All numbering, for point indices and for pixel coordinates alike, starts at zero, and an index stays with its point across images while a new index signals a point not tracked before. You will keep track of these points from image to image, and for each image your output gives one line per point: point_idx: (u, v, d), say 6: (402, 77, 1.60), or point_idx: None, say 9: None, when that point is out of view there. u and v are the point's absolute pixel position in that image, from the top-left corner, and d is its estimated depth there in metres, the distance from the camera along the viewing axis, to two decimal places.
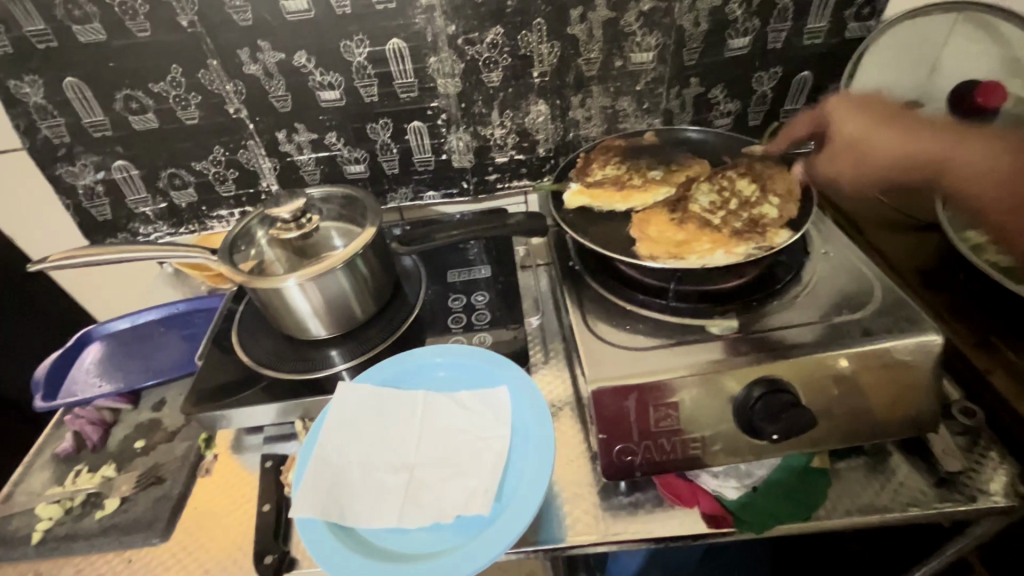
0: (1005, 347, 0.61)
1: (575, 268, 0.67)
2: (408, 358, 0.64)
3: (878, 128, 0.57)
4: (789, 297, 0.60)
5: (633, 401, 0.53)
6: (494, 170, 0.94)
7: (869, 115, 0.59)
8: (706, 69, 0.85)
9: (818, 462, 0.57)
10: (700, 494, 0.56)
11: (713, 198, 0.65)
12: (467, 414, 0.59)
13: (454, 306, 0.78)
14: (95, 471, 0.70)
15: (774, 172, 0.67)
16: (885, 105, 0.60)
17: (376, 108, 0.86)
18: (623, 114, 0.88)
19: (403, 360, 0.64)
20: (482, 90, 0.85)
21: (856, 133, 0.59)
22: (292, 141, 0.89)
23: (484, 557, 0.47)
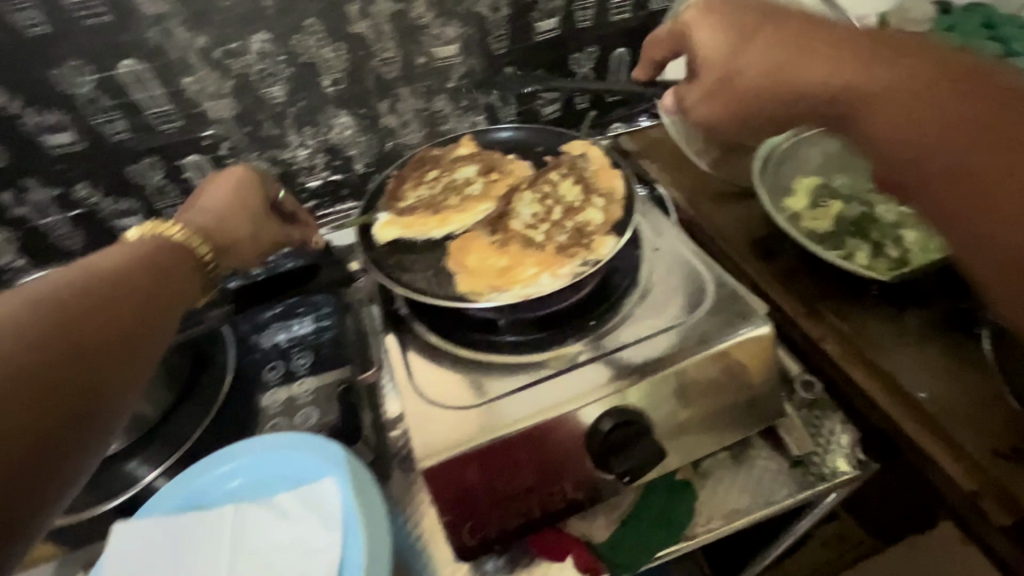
0: (832, 313, 0.61)
1: (399, 312, 0.59)
2: (194, 474, 0.51)
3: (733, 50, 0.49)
4: (627, 308, 0.55)
5: (474, 470, 0.46)
6: (309, 197, 0.81)
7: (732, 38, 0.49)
8: (519, 57, 0.78)
9: (682, 474, 0.55)
10: (571, 544, 0.51)
11: (536, 210, 0.59)
12: (281, 527, 0.48)
13: (271, 377, 0.66)
14: None
15: (597, 168, 0.62)
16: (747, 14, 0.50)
17: (133, 146, 0.68)
18: (442, 115, 0.79)
19: (189, 478, 0.51)
20: (265, 108, 0.70)
21: (731, 68, 0.49)
22: (24, 203, 0.68)
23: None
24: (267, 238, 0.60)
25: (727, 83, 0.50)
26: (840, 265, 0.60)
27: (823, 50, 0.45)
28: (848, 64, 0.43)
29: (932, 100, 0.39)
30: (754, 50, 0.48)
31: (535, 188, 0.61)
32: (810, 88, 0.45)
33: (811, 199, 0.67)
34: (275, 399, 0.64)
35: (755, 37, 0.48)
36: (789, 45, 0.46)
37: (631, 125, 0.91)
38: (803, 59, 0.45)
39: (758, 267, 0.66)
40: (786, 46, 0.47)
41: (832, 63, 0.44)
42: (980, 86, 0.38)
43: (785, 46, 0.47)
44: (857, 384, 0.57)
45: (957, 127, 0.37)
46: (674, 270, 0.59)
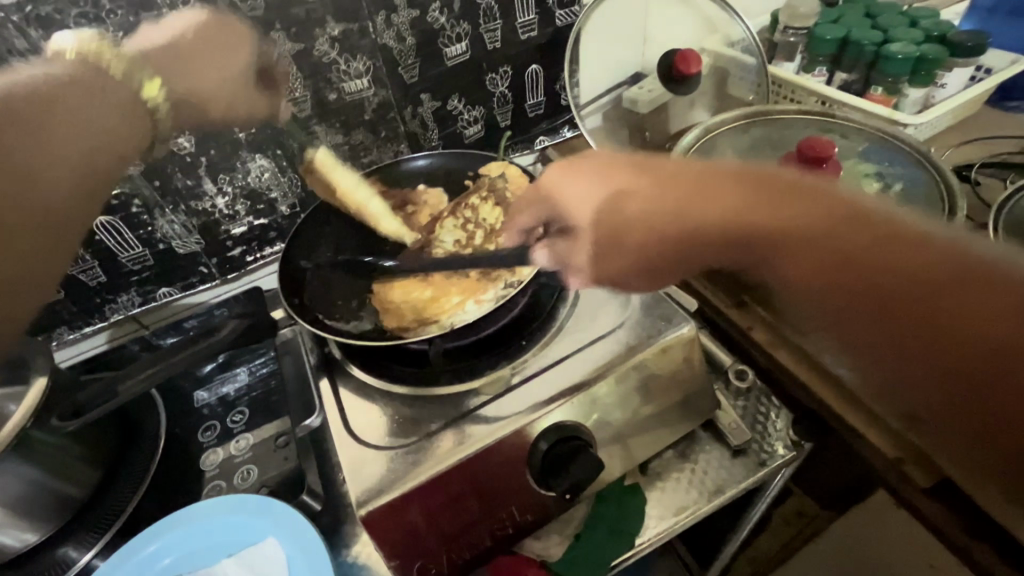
0: (756, 303, 0.63)
1: (332, 355, 0.58)
2: (123, 557, 0.48)
3: (649, 196, 0.44)
4: (559, 322, 0.56)
5: (415, 510, 0.45)
6: (235, 244, 0.79)
7: (617, 180, 0.47)
8: (433, 83, 0.78)
9: (631, 479, 0.56)
10: (527, 565, 0.51)
11: (458, 235, 0.61)
12: None
13: (206, 439, 0.64)
14: None
15: (516, 187, 0.63)
16: (609, 161, 0.48)
17: None
18: (363, 147, 0.79)
19: (118, 562, 0.48)
20: (174, 160, 0.68)
21: (627, 215, 0.45)
22: None
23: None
24: (236, 98, 0.65)
25: (587, 228, 0.48)
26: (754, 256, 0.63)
27: (734, 187, 0.42)
28: (839, 283, 0.35)
29: (882, 263, 0.34)
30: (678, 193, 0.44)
31: (457, 213, 0.63)
32: (772, 261, 0.39)
33: None
34: (215, 461, 0.62)
35: (662, 182, 0.45)
36: (695, 194, 0.43)
37: (555, 138, 0.94)
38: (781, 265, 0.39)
39: (685, 265, 0.69)
40: (699, 201, 0.43)
41: (772, 213, 0.39)
42: (983, 285, 0.32)
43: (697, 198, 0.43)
44: (785, 368, 0.59)
45: (986, 281, 0.32)
46: (601, 279, 0.60)
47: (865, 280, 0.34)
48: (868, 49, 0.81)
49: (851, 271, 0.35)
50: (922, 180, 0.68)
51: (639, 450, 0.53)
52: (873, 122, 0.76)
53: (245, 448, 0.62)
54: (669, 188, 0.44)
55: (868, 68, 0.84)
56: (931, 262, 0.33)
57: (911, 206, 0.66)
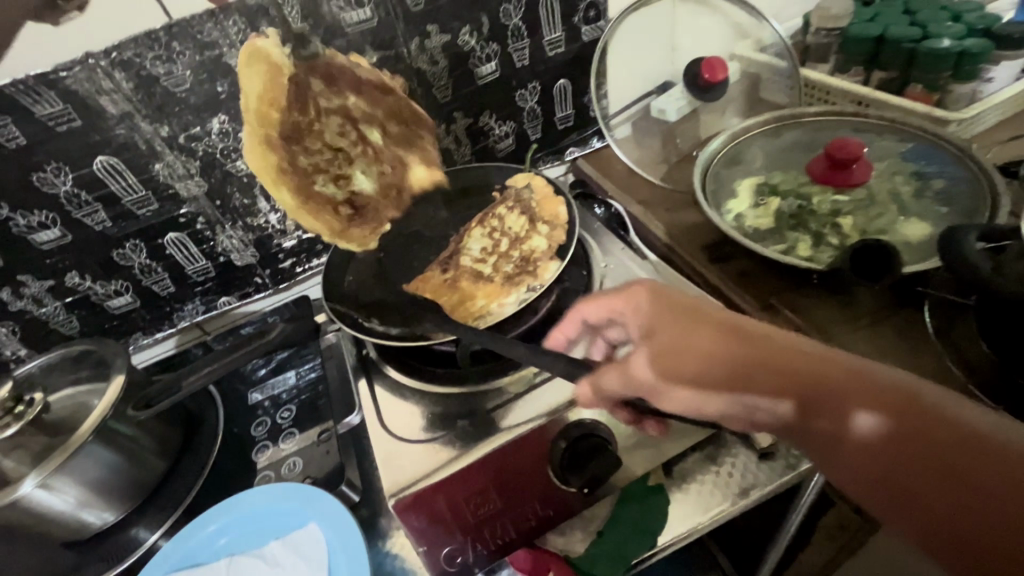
0: (783, 305, 0.63)
1: (368, 356, 0.62)
2: (186, 536, 0.54)
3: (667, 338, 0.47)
4: None
5: (442, 500, 0.48)
6: (286, 256, 0.85)
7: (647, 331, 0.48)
8: (465, 102, 0.83)
9: (654, 479, 0.56)
10: (550, 560, 0.53)
11: (484, 244, 0.65)
12: (271, 574, 0.51)
13: (258, 433, 0.70)
14: None
15: (541, 198, 0.66)
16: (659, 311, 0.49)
17: (115, 233, 0.74)
18: None
19: (183, 540, 0.54)
20: (233, 181, 0.76)
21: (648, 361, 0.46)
22: (22, 296, 0.74)
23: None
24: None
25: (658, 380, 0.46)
26: (780, 260, 0.63)
27: (799, 393, 0.41)
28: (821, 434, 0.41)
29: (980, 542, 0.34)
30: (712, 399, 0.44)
31: (484, 222, 0.66)
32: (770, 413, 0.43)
33: (752, 199, 0.70)
34: (267, 460, 0.67)
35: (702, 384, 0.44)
36: (759, 401, 0.43)
37: (584, 148, 0.96)
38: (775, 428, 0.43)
39: (710, 267, 0.69)
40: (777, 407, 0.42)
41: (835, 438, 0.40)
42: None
43: (737, 346, 0.44)
44: None
45: None
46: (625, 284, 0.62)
47: (875, 469, 0.38)
48: (906, 46, 0.79)
49: (866, 451, 0.39)
50: (966, 179, 0.65)
51: (663, 451, 0.54)
52: (913, 121, 0.73)
53: (292, 449, 0.67)
54: (731, 371, 0.43)
55: (906, 65, 0.81)
56: (934, 454, 0.37)
57: (949, 204, 0.64)
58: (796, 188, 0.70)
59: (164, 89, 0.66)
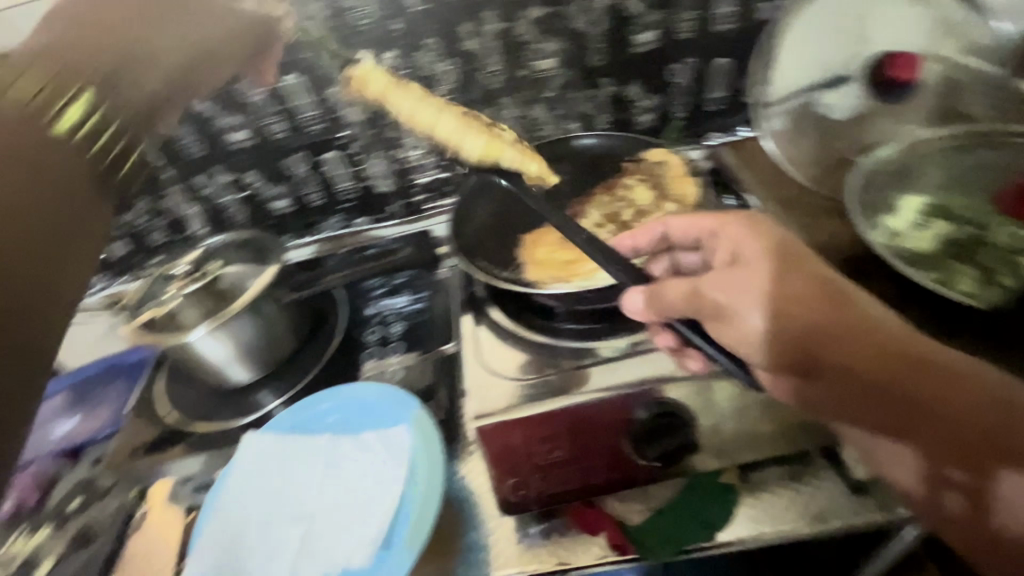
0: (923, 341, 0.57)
1: (476, 294, 0.67)
2: (303, 407, 0.64)
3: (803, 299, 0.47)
4: None
5: (519, 434, 0.53)
6: (419, 191, 0.93)
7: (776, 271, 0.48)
8: (615, 69, 0.82)
9: (726, 477, 0.56)
10: (605, 521, 0.55)
11: (607, 210, 0.66)
12: (362, 455, 0.58)
13: (370, 339, 0.78)
14: (33, 534, 0.71)
15: (673, 174, 0.65)
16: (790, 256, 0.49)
17: (287, 143, 0.85)
18: (539, 122, 0.86)
19: (299, 409, 0.64)
20: (389, 114, 0.83)
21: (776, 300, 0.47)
22: (212, 185, 0.88)
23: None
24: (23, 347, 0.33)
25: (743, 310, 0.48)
26: (932, 290, 0.56)
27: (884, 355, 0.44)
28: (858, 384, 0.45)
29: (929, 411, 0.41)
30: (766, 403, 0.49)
31: (611, 189, 0.68)
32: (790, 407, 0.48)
33: (914, 218, 0.63)
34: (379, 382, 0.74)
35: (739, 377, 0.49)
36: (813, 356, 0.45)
37: (730, 134, 0.91)
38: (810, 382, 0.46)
39: None
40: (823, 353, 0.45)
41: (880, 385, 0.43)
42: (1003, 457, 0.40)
43: (800, 299, 0.46)
44: None
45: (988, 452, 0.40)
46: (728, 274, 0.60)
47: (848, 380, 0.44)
48: None
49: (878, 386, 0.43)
50: None
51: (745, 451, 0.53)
52: None
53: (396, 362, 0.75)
54: (832, 343, 0.45)
55: None
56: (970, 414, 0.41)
57: None
58: (965, 216, 0.62)
59: (350, 22, 0.74)
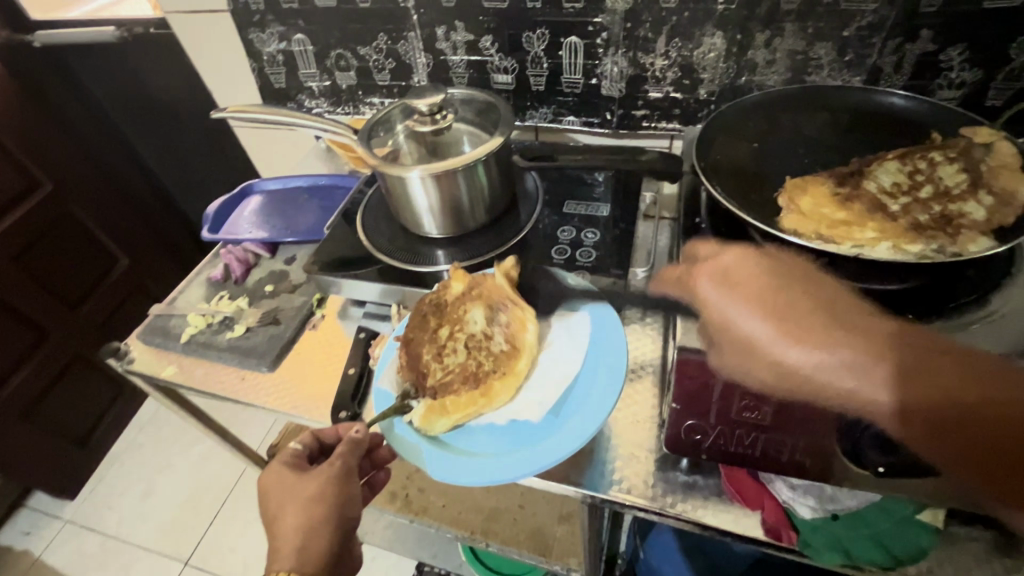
0: None
1: (701, 226, 0.62)
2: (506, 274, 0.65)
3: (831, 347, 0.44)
4: (960, 321, 0.49)
5: (719, 381, 0.49)
6: (643, 106, 0.86)
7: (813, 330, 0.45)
8: (946, 22, 0.67)
9: (928, 516, 0.49)
10: (767, 500, 0.52)
11: (897, 180, 0.56)
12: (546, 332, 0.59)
13: (561, 236, 0.77)
14: (232, 300, 0.82)
15: (996, 166, 0.53)
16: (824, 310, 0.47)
17: (537, 15, 0.81)
18: (815, 64, 0.74)
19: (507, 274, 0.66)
20: (654, 11, 0.76)
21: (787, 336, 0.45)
22: (448, 40, 0.88)
23: (533, 467, 0.48)
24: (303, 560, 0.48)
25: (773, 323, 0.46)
26: None
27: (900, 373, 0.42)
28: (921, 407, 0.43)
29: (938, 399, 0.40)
30: (869, 377, 0.42)
31: (906, 153, 0.58)
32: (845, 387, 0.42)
33: None
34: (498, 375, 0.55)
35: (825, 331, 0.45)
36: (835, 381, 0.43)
37: None
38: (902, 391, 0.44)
39: None
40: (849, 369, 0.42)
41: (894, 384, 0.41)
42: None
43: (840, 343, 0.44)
44: None
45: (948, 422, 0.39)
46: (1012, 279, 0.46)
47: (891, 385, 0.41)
48: None
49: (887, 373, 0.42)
50: None
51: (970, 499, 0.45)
52: None
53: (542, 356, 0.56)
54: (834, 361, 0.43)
55: None
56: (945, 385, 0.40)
57: None
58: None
59: None
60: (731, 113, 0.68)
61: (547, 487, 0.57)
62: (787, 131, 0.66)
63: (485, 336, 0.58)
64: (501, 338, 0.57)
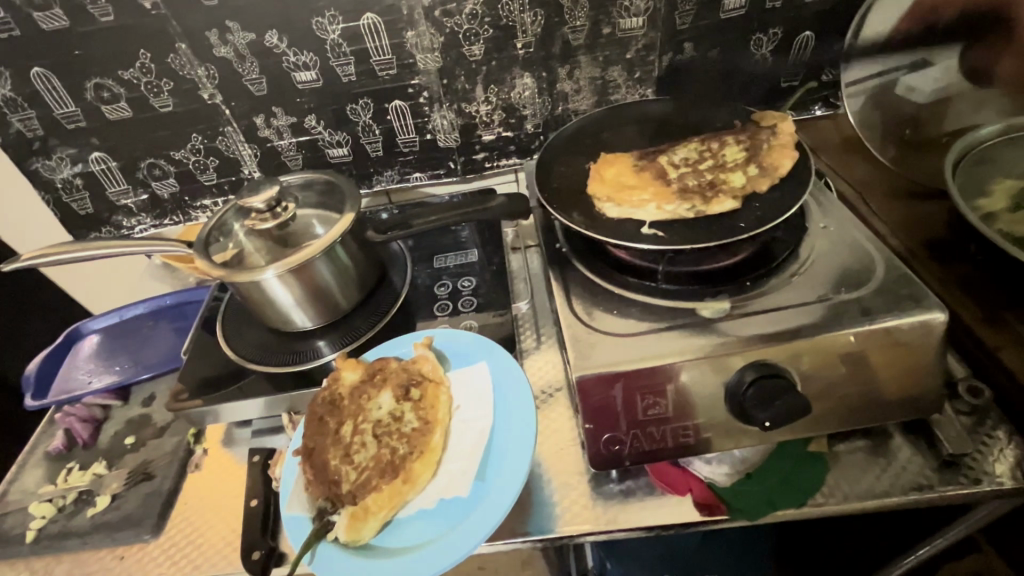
0: (1017, 322, 0.56)
1: (561, 251, 0.66)
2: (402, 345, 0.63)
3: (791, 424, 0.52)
4: (785, 275, 0.58)
5: (619, 389, 0.52)
6: (481, 149, 0.90)
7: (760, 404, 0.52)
8: (700, 34, 0.80)
9: (815, 446, 0.56)
10: (692, 481, 0.55)
11: (691, 155, 0.66)
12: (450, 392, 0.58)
13: (439, 292, 0.77)
14: (86, 469, 0.70)
15: (771, 144, 0.64)
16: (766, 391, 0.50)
17: (355, 88, 0.82)
18: (614, 85, 0.84)
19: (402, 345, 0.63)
20: (464, 65, 0.81)
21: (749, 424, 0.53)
22: (270, 126, 0.85)
23: (473, 539, 0.47)
24: None
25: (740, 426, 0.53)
26: None
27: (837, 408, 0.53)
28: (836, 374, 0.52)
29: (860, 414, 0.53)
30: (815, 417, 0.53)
31: (703, 142, 0.67)
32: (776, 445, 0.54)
33: (1010, 202, 0.62)
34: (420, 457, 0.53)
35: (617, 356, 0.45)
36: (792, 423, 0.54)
37: (802, 113, 0.88)
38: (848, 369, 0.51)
39: (927, 263, 0.63)
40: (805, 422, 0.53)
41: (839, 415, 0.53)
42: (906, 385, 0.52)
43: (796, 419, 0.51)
44: None
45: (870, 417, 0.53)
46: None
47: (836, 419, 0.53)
48: None
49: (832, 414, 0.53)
50: None
51: (837, 419, 0.53)
52: None
53: (459, 420, 0.56)
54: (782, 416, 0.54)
55: None
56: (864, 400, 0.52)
57: None
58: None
59: None
60: (559, 144, 0.74)
61: (495, 550, 0.55)
62: (608, 148, 0.73)
63: (394, 418, 0.57)
64: (412, 416, 0.56)
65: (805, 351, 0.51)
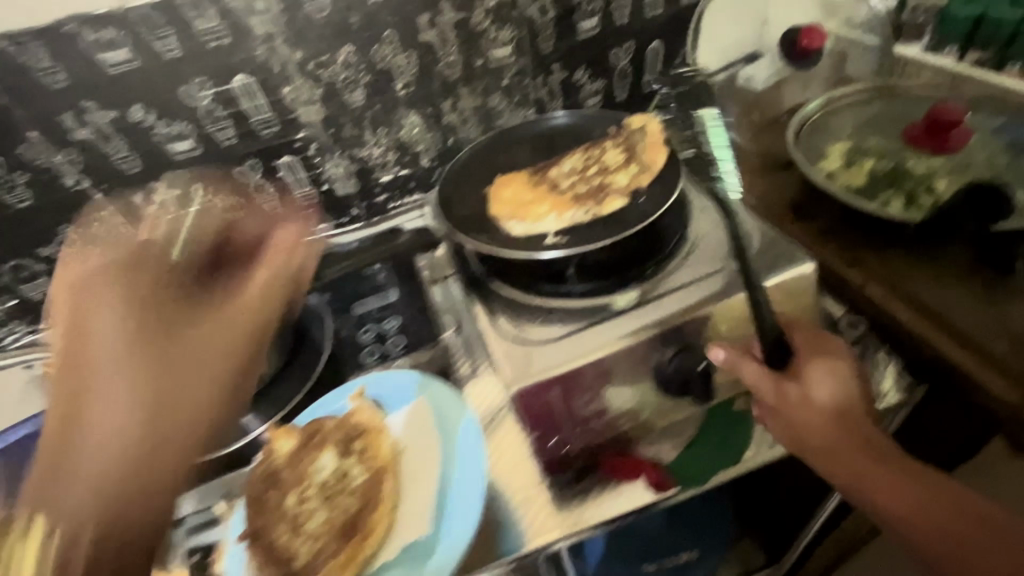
0: (870, 259, 0.66)
1: (477, 273, 0.68)
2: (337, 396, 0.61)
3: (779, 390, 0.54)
4: (682, 256, 0.63)
5: (558, 391, 0.54)
6: (381, 191, 0.91)
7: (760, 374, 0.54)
8: (564, 55, 0.86)
9: (742, 404, 0.60)
10: (642, 465, 0.57)
11: (577, 164, 0.71)
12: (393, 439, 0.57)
13: (366, 338, 0.76)
14: None
15: (648, 142, 0.71)
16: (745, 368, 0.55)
17: (239, 150, 0.79)
18: (497, 111, 0.88)
19: (338, 396, 0.62)
20: (347, 112, 0.81)
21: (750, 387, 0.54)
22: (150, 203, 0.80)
23: None
24: None
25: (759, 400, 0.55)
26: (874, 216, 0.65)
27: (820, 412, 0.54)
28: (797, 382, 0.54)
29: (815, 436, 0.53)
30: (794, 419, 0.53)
31: (586, 150, 0.73)
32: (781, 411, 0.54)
33: (842, 160, 0.72)
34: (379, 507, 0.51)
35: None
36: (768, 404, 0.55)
37: None
38: (813, 355, 0.55)
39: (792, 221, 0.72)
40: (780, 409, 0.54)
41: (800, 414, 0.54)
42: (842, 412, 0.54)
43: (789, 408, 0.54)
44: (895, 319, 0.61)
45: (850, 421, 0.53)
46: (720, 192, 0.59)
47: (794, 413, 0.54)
48: (1008, 28, 0.77)
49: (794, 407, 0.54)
50: None
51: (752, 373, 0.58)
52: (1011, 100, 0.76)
53: (409, 463, 0.55)
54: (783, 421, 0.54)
55: (1006, 47, 0.78)
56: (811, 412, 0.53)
57: None
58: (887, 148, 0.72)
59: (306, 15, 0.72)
60: (456, 173, 0.77)
61: None
62: (500, 169, 0.77)
63: (340, 477, 0.55)
64: (357, 470, 0.55)
65: (712, 323, 0.57)
